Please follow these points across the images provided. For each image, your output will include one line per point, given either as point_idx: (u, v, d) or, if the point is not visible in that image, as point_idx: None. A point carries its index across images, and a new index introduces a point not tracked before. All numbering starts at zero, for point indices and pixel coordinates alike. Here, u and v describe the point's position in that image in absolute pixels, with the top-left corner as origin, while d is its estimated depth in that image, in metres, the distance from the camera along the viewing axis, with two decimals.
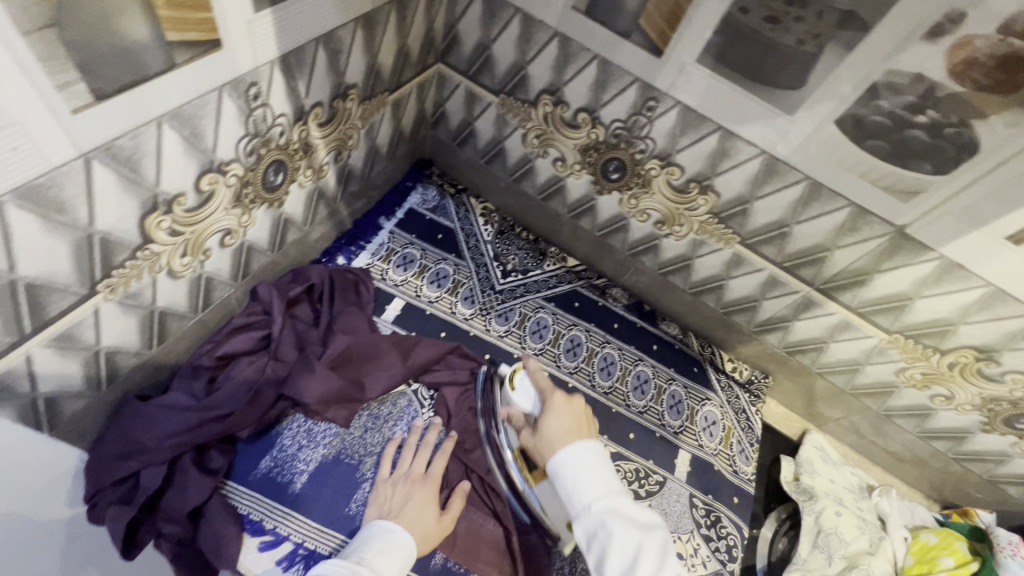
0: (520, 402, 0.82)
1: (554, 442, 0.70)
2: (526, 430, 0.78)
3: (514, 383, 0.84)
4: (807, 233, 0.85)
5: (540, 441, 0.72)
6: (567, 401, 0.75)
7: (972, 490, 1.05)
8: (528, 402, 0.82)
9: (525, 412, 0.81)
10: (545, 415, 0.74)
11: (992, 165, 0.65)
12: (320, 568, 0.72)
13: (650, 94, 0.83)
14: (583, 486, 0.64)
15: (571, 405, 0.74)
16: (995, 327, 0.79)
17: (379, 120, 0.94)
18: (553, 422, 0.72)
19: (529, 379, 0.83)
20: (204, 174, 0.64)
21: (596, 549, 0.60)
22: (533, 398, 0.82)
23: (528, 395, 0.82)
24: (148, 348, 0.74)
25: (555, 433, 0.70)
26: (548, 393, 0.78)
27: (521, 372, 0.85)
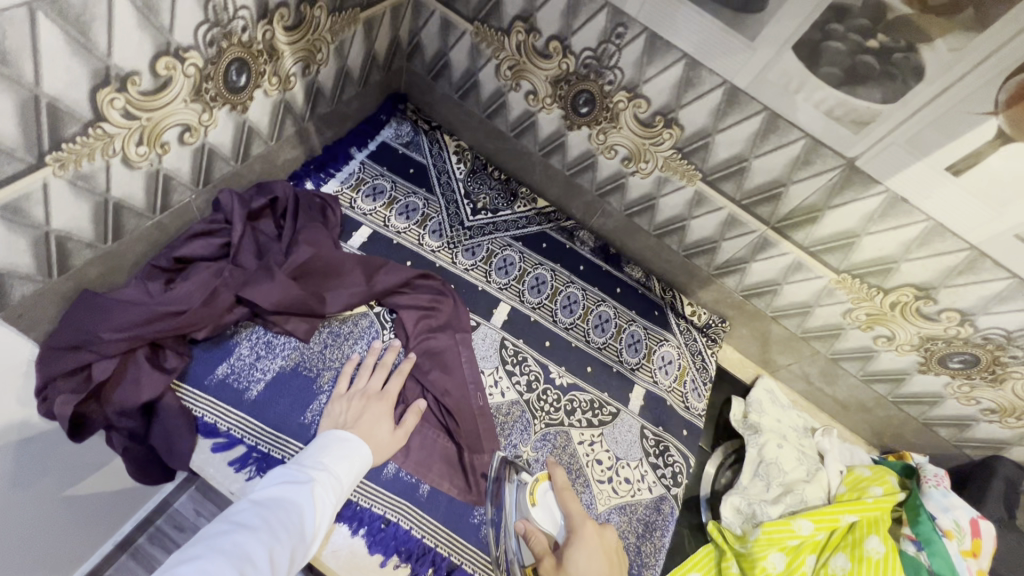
0: (542, 521, 0.80)
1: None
2: (547, 554, 0.74)
3: (535, 497, 0.82)
4: (764, 168, 0.87)
5: (564, 573, 0.70)
6: (598, 533, 0.75)
7: (908, 434, 1.10)
8: (551, 523, 0.80)
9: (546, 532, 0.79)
10: (573, 546, 0.73)
11: (934, 92, 0.67)
12: (276, 470, 0.73)
13: (619, 19, 0.84)
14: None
15: (600, 536, 0.75)
16: (934, 263, 0.83)
17: (349, 38, 0.94)
18: (580, 554, 0.71)
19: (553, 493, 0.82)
20: (160, 56, 0.64)
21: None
22: (557, 519, 0.80)
23: (552, 513, 0.81)
24: (102, 241, 0.74)
25: (587, 566, 0.70)
26: (576, 519, 0.76)
27: (543, 484, 0.84)
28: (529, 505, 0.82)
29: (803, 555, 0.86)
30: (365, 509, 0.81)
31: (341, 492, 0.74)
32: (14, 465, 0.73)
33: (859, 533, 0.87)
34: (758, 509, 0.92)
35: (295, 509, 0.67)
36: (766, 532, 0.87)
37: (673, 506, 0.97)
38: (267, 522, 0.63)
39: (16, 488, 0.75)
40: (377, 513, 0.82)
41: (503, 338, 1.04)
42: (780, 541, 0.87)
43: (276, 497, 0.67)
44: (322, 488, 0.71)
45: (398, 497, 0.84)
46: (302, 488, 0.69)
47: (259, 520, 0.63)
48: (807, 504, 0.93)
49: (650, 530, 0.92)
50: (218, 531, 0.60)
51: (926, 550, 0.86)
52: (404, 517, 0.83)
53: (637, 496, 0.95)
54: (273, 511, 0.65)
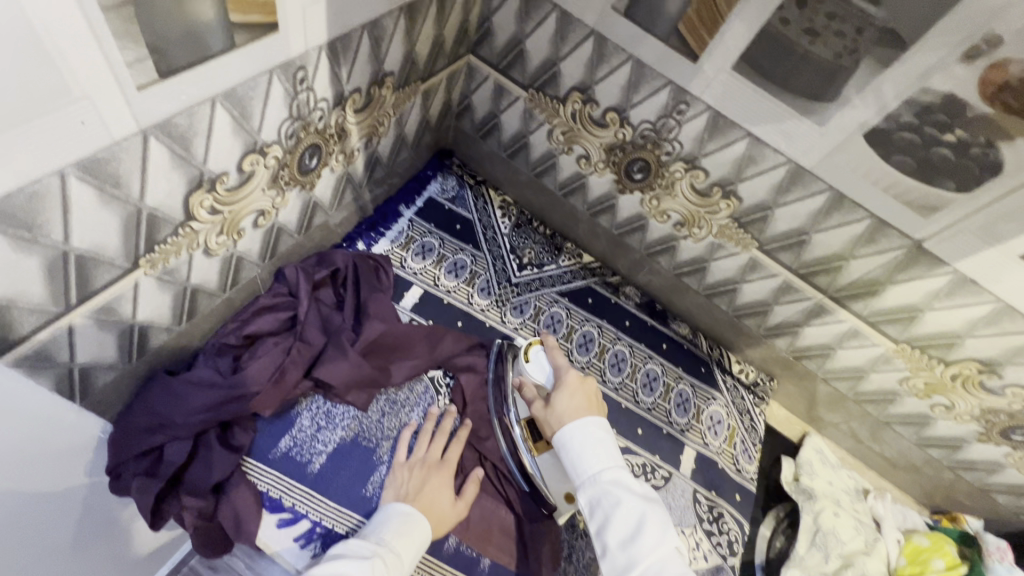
0: (534, 374, 0.86)
1: (565, 417, 0.76)
2: (537, 400, 0.82)
3: (529, 355, 0.88)
4: (825, 242, 0.87)
5: (550, 414, 0.78)
6: (582, 381, 0.80)
7: (962, 497, 1.09)
8: (541, 374, 0.85)
9: (537, 385, 0.85)
10: (559, 391, 0.79)
11: (1012, 186, 0.67)
12: (340, 549, 0.74)
13: (682, 97, 0.84)
14: (589, 459, 0.71)
15: (585, 384, 0.80)
16: (1001, 342, 0.82)
17: (409, 109, 0.95)
18: (565, 399, 0.78)
19: (545, 352, 0.87)
20: (247, 155, 0.65)
21: (598, 512, 0.67)
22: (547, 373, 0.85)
23: (542, 367, 0.86)
24: (177, 324, 0.75)
25: (568, 410, 0.76)
26: (564, 370, 0.82)
27: (537, 345, 0.88)
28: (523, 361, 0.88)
29: None
30: None
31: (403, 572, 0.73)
32: (75, 527, 0.68)
33: None
34: None
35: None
36: None
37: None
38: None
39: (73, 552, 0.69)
40: None
41: None
42: None
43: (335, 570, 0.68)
44: (383, 566, 0.71)
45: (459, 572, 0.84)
46: (361, 563, 0.70)
47: None
48: None
49: None
50: None
51: None
52: None
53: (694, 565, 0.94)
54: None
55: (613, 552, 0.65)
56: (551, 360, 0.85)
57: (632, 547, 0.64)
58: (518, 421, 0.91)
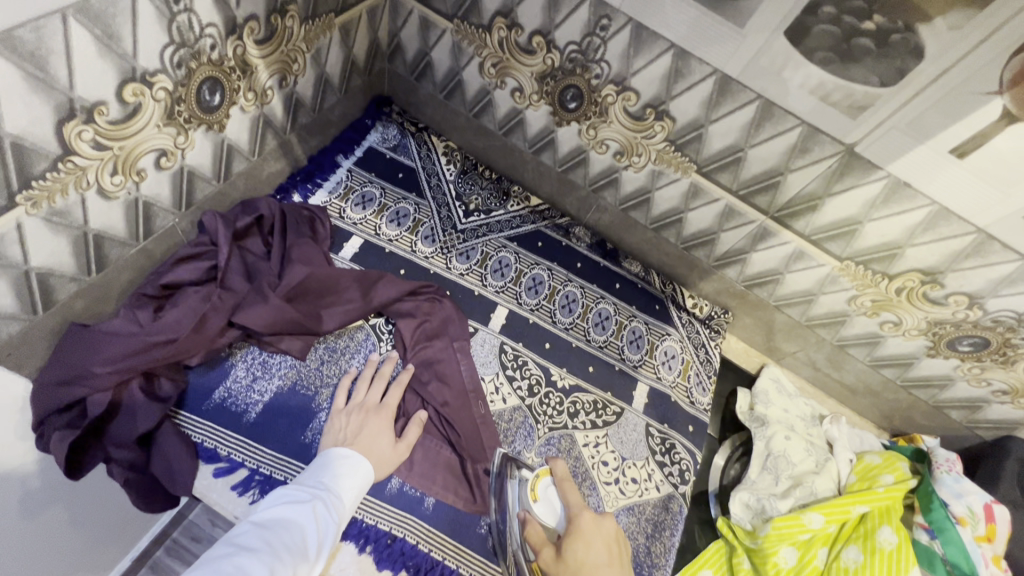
0: (542, 514, 0.75)
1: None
2: (546, 544, 0.69)
3: (536, 492, 0.77)
4: (761, 157, 0.84)
5: (566, 571, 0.64)
6: (596, 523, 0.68)
7: (918, 416, 1.08)
8: (551, 515, 0.75)
9: (546, 529, 0.72)
10: (571, 538, 0.67)
11: (934, 73, 0.64)
12: (276, 492, 0.70)
13: (602, 11, 0.81)
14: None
15: (602, 530, 0.67)
16: (939, 247, 0.80)
17: (326, 45, 0.91)
18: (582, 549, 0.65)
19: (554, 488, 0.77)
20: (126, 83, 0.61)
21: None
22: (559, 514, 0.74)
23: (553, 506, 0.75)
24: (86, 274, 0.73)
25: (584, 562, 0.64)
26: (575, 509, 0.70)
27: (545, 479, 0.78)
28: (529, 500, 0.77)
29: (814, 549, 0.86)
30: (371, 526, 0.81)
31: (343, 513, 0.71)
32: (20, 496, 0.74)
33: (871, 523, 0.86)
34: (768, 504, 0.91)
35: (300, 531, 0.64)
36: (775, 527, 0.86)
37: (681, 504, 0.96)
38: (270, 545, 0.60)
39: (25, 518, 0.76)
40: (383, 530, 0.82)
41: (502, 342, 1.02)
42: (791, 536, 0.86)
43: (278, 519, 0.65)
44: (325, 509, 0.69)
45: (403, 511, 0.83)
46: (306, 511, 0.67)
47: (260, 544, 0.60)
48: (817, 497, 0.92)
49: (659, 530, 0.92)
50: (220, 555, 0.57)
51: (939, 539, 0.85)
52: (410, 531, 0.83)
53: (645, 495, 0.94)
54: (277, 533, 0.62)
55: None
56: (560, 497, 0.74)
57: None
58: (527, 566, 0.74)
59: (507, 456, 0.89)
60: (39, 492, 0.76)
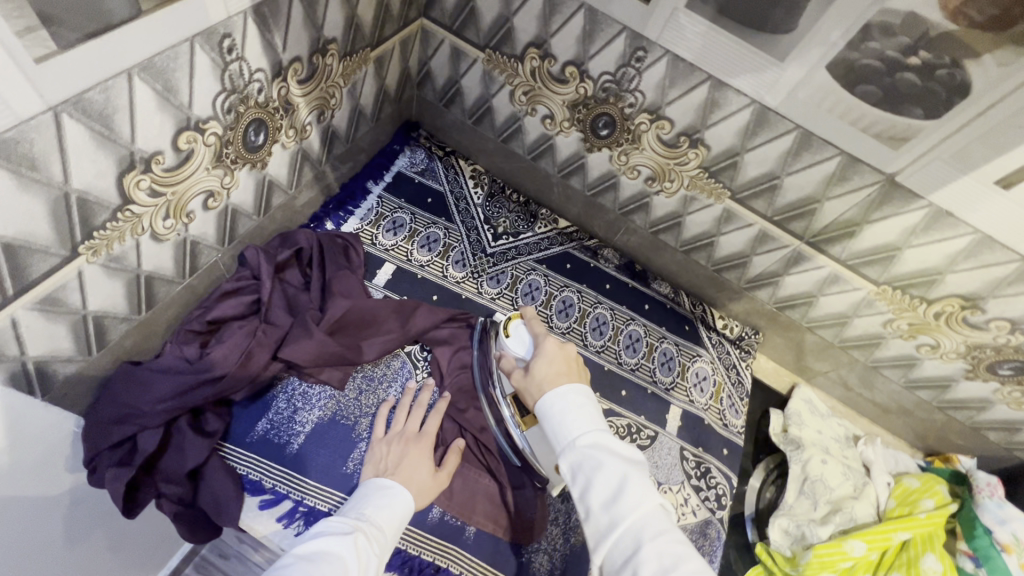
0: (513, 347, 0.81)
1: (544, 383, 0.69)
2: (516, 369, 0.77)
3: (509, 330, 0.83)
4: (797, 184, 0.84)
5: (530, 382, 0.71)
6: (559, 345, 0.74)
7: (954, 437, 1.07)
8: (520, 346, 0.80)
9: (517, 359, 0.80)
10: (537, 357, 0.73)
11: (982, 108, 0.64)
12: (316, 527, 0.68)
13: (638, 43, 0.81)
14: (569, 426, 0.62)
15: (563, 349, 0.73)
16: (982, 274, 0.79)
17: (361, 78, 0.92)
18: (543, 365, 0.72)
19: (525, 325, 0.83)
20: (181, 131, 0.63)
21: (579, 477, 0.58)
22: (527, 345, 0.80)
23: (522, 340, 0.81)
24: (136, 313, 0.74)
25: (546, 375, 0.70)
26: (541, 339, 0.77)
27: (518, 320, 0.84)
28: (501, 336, 0.84)
29: None
30: (415, 557, 0.82)
31: (385, 545, 0.69)
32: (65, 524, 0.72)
33: (914, 551, 0.86)
34: (807, 531, 0.91)
35: (340, 562, 0.61)
36: (816, 555, 0.86)
37: (718, 529, 0.96)
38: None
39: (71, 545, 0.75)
40: (427, 560, 0.82)
41: None
42: (832, 563, 0.85)
43: (319, 551, 0.62)
44: (367, 541, 0.67)
45: (445, 541, 0.84)
46: (347, 543, 0.64)
47: None
48: (857, 522, 0.92)
49: (697, 556, 0.92)
50: None
51: (984, 566, 0.84)
52: (453, 561, 0.83)
53: (682, 521, 0.94)
54: (320, 566, 0.59)
55: (595, 514, 0.56)
56: (530, 333, 0.81)
57: (615, 511, 0.55)
58: (505, 397, 0.88)
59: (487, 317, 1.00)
60: (89, 521, 0.77)
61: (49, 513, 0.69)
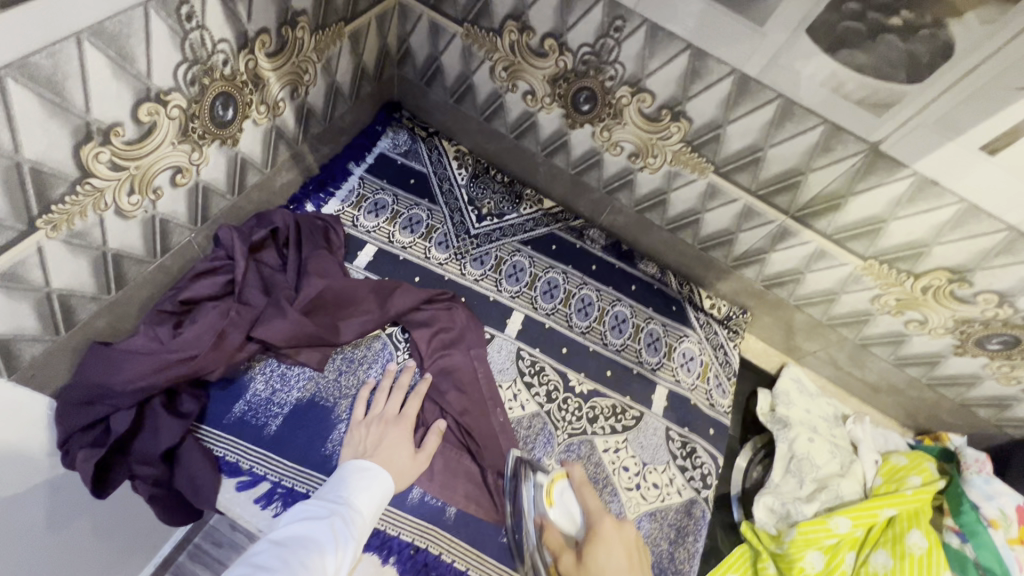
0: (559, 520, 0.75)
1: (604, 573, 0.62)
2: (564, 550, 0.70)
3: (552, 496, 0.78)
4: (781, 156, 0.83)
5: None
6: (617, 527, 0.67)
7: (944, 414, 1.06)
8: (570, 520, 0.75)
9: (566, 534, 0.74)
10: (592, 541, 0.66)
11: (965, 69, 0.62)
12: (294, 510, 0.68)
13: (617, 12, 0.79)
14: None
15: (620, 534, 0.66)
16: (968, 245, 0.78)
17: (336, 54, 0.90)
18: (601, 552, 0.64)
19: (570, 491, 0.78)
20: (141, 102, 0.61)
21: None
22: (575, 518, 0.75)
23: (569, 512, 0.76)
24: (105, 293, 0.73)
25: (605, 563, 0.63)
26: (594, 512, 0.68)
27: (562, 482, 0.79)
28: (545, 504, 0.78)
29: (841, 553, 0.85)
30: (394, 537, 0.81)
31: (363, 526, 0.70)
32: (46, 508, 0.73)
33: (899, 527, 0.85)
34: (793, 509, 0.90)
35: (319, 550, 0.62)
36: (801, 532, 0.85)
37: (704, 508, 0.95)
38: (289, 565, 0.58)
39: (52, 531, 0.75)
40: (407, 541, 0.81)
41: (519, 348, 1.01)
42: (817, 540, 0.85)
43: (296, 536, 0.63)
44: (344, 524, 0.67)
45: (425, 522, 0.83)
46: (325, 527, 0.65)
47: (280, 564, 0.58)
48: (843, 500, 0.91)
49: (682, 535, 0.91)
50: None
51: (971, 542, 0.83)
52: (433, 542, 0.82)
53: (667, 500, 0.93)
54: (296, 551, 0.60)
55: None
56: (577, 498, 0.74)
57: None
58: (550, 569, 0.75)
59: (522, 457, 0.89)
60: (73, 507, 0.77)
61: (22, 497, 0.69)
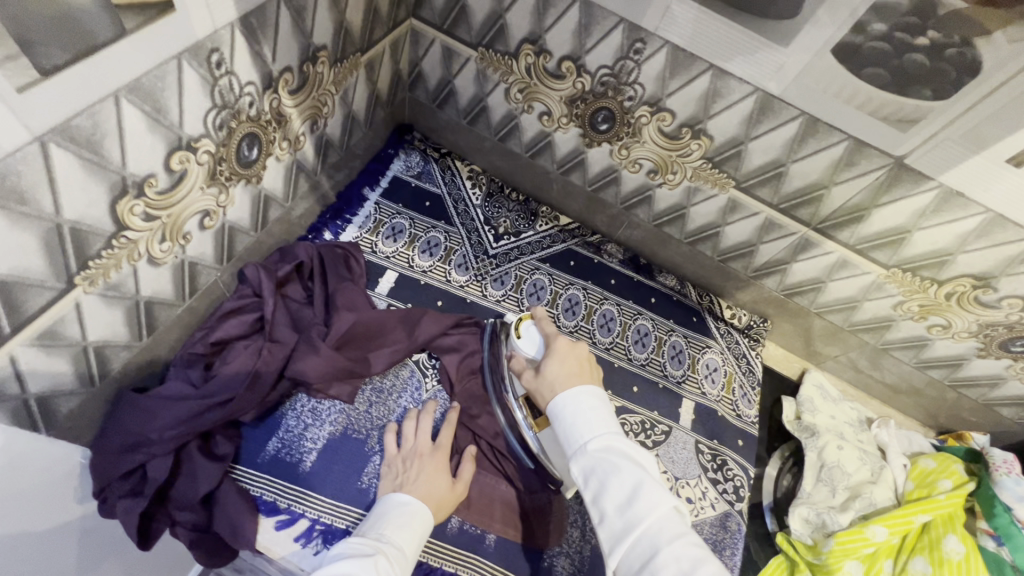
0: (524, 348, 0.77)
1: (557, 384, 0.67)
2: (527, 370, 0.74)
3: (520, 331, 0.79)
4: (803, 171, 0.83)
5: (542, 383, 0.69)
6: (571, 345, 0.72)
7: (965, 414, 1.07)
8: (532, 346, 0.77)
9: (528, 360, 0.77)
10: (549, 357, 0.71)
11: (992, 85, 0.63)
12: (336, 549, 0.66)
13: (637, 35, 0.79)
14: (582, 430, 0.61)
15: (575, 350, 0.71)
16: (993, 253, 0.79)
17: (352, 84, 0.90)
18: (555, 365, 0.69)
19: (535, 325, 0.79)
20: (173, 152, 0.60)
21: (591, 481, 0.57)
22: (539, 345, 0.77)
23: (533, 341, 0.78)
24: (137, 339, 0.72)
25: (558, 376, 0.67)
26: (553, 339, 0.74)
27: (529, 320, 0.80)
28: (512, 337, 0.80)
29: (879, 561, 0.85)
30: (437, 568, 0.81)
31: (406, 564, 0.67)
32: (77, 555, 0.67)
33: (935, 532, 0.86)
34: (828, 518, 0.90)
35: None
36: (839, 543, 0.85)
37: (738, 521, 0.96)
38: None
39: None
40: (449, 572, 0.81)
41: None
42: (856, 550, 0.85)
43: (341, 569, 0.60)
44: (388, 561, 0.64)
45: (466, 551, 0.83)
46: (368, 560, 0.62)
47: None
48: (877, 507, 0.91)
49: (719, 549, 0.92)
50: None
51: (1006, 545, 0.84)
52: (476, 572, 0.82)
53: (702, 515, 0.94)
54: None
55: (609, 518, 0.55)
56: (543, 333, 0.77)
57: (629, 516, 0.54)
58: (517, 399, 0.86)
59: (499, 319, 0.98)
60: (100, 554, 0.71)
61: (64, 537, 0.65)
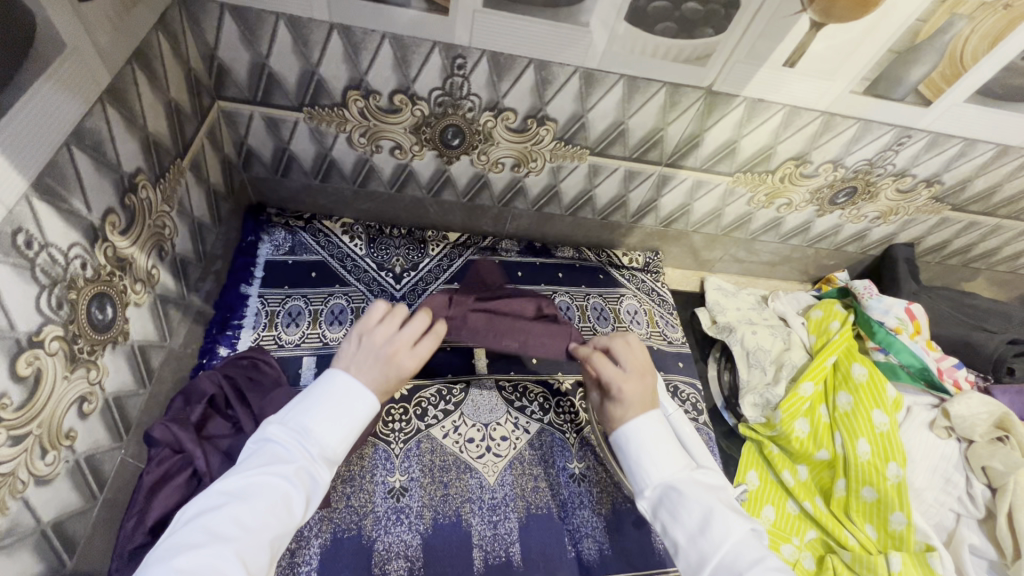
0: None
1: (632, 403, 0.71)
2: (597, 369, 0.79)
3: None
4: (640, 122, 0.92)
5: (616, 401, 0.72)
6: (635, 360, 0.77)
7: (826, 261, 1.29)
8: None
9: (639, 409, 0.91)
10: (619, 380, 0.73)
11: (753, 12, 0.74)
12: (261, 432, 0.61)
13: (454, 52, 0.81)
14: (648, 466, 0.67)
15: (629, 361, 0.76)
16: (801, 136, 0.95)
17: (184, 191, 0.82)
18: (631, 387, 0.72)
19: (646, 377, 0.92)
20: (17, 358, 0.51)
21: (663, 515, 0.65)
22: (655, 398, 0.90)
23: None
24: (63, 568, 0.62)
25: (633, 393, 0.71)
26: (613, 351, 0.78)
27: None
28: None
29: (817, 410, 1.02)
30: None
31: (335, 455, 0.61)
32: None
33: (844, 367, 1.04)
34: (769, 395, 1.05)
35: (278, 507, 0.55)
36: (785, 411, 1.00)
37: (707, 431, 1.07)
38: (243, 531, 0.53)
39: None
40: None
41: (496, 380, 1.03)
42: (799, 411, 1.01)
43: (253, 485, 0.56)
44: (310, 464, 0.59)
45: None
46: (288, 472, 0.58)
47: (239, 527, 0.53)
48: (798, 367, 1.08)
49: None
50: (197, 529, 0.52)
51: (891, 352, 1.04)
52: None
53: None
54: (254, 508, 0.54)
55: (686, 548, 0.62)
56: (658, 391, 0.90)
57: (704, 545, 0.60)
58: None
59: None
60: None
61: None
